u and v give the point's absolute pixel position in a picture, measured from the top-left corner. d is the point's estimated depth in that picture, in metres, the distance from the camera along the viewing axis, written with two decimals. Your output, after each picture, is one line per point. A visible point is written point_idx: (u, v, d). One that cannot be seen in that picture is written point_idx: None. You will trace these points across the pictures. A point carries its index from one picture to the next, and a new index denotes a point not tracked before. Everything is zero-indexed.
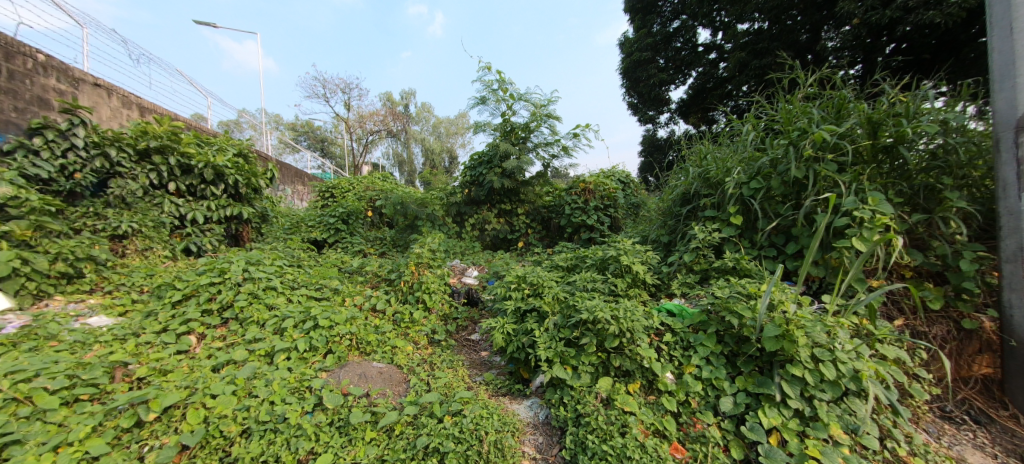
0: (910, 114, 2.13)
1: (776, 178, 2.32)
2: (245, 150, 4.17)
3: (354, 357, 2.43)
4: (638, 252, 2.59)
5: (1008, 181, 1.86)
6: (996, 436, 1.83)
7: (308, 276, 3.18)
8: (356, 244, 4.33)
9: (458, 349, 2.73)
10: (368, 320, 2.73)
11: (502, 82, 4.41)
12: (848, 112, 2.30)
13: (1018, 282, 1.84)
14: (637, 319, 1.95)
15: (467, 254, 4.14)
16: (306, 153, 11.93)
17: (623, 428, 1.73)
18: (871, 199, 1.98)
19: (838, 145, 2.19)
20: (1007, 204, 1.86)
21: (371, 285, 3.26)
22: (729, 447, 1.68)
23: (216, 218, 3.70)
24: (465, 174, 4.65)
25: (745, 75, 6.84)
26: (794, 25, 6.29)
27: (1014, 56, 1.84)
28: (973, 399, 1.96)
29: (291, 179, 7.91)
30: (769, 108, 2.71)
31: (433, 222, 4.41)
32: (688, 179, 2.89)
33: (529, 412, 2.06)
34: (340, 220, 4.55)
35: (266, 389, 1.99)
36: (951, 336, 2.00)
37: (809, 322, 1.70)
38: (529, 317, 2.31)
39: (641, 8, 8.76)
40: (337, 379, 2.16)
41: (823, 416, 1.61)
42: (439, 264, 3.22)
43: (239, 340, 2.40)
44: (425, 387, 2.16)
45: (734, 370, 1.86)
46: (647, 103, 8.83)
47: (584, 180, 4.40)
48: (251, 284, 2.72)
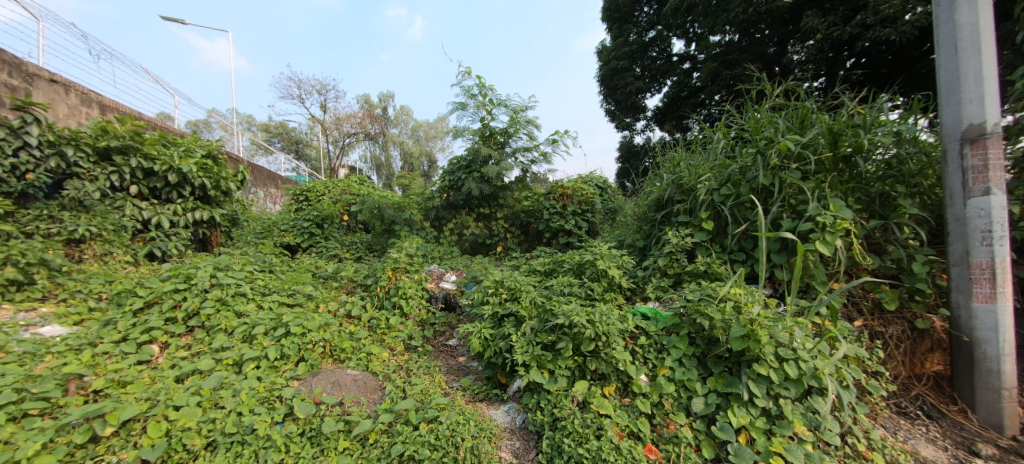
0: (867, 125, 2.25)
1: (745, 185, 2.41)
2: (214, 152, 4.02)
3: (327, 365, 2.37)
4: (614, 257, 2.64)
5: (955, 189, 1.98)
6: (947, 429, 1.94)
7: (280, 281, 3.09)
8: (332, 248, 4.24)
9: (435, 354, 2.71)
10: (342, 326, 2.67)
11: (482, 87, 4.41)
12: (811, 123, 2.40)
13: (965, 284, 1.96)
14: (612, 323, 1.98)
15: (445, 259, 4.12)
16: (280, 155, 11.61)
17: (598, 430, 1.75)
18: (832, 206, 2.07)
19: (802, 154, 2.29)
20: (954, 211, 1.98)
21: (346, 291, 3.19)
22: (700, 447, 1.72)
23: (183, 222, 3.56)
24: (443, 178, 4.60)
25: (717, 85, 7.08)
26: (763, 38, 6.54)
27: (959, 74, 1.97)
28: (926, 395, 2.08)
29: (264, 182, 7.68)
30: (738, 117, 2.81)
31: (411, 226, 4.38)
32: (662, 185, 2.96)
33: (506, 417, 2.05)
34: (315, 223, 4.44)
35: (233, 399, 1.91)
36: (905, 335, 2.11)
37: (773, 323, 1.77)
38: (506, 322, 2.32)
39: (618, 17, 8.96)
40: (309, 388, 2.10)
41: (788, 415, 1.67)
42: (416, 269, 3.16)
43: (206, 348, 2.31)
44: (401, 394, 2.13)
45: (705, 371, 1.90)
46: (624, 110, 9.01)
47: (563, 186, 4.43)
48: (219, 290, 2.62)
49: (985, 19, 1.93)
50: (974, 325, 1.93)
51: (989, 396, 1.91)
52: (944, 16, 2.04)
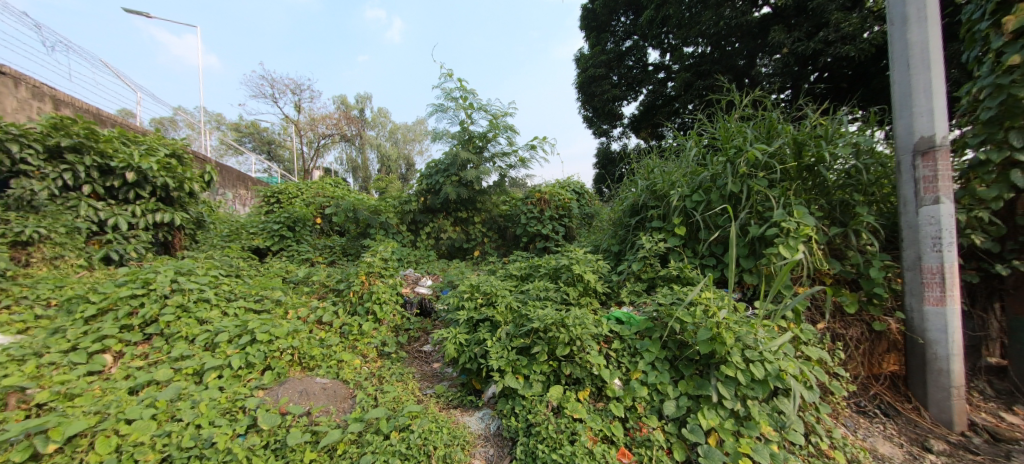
0: (829, 136, 2.35)
1: (715, 192, 2.47)
2: (179, 151, 3.83)
3: (295, 373, 2.29)
4: (589, 262, 2.67)
5: (908, 197, 2.09)
6: (902, 427, 2.03)
7: (247, 286, 2.97)
8: (304, 252, 4.11)
9: (409, 361, 2.66)
10: (312, 333, 2.59)
11: (463, 90, 4.40)
12: (777, 133, 2.49)
13: (917, 287, 2.07)
14: (587, 327, 1.99)
15: (421, 264, 4.06)
16: (251, 156, 11.26)
17: (572, 435, 1.75)
18: (796, 212, 2.14)
19: (768, 163, 2.37)
20: (907, 218, 2.09)
21: (318, 296, 3.09)
22: (672, 449, 1.74)
23: (143, 224, 3.38)
24: (420, 182, 4.56)
25: (690, 94, 7.27)
26: (733, 51, 6.84)
27: (910, 89, 2.09)
28: (883, 394, 2.18)
29: (233, 183, 7.41)
30: (709, 126, 2.89)
31: (387, 230, 4.33)
32: (637, 191, 3.01)
33: (480, 424, 2.03)
34: (285, 226, 4.31)
35: (191, 411, 1.82)
36: (864, 337, 2.20)
37: (740, 326, 1.82)
38: (481, 327, 2.30)
39: (596, 26, 9.14)
40: (275, 398, 2.02)
41: (755, 416, 1.71)
42: (391, 273, 3.10)
43: (164, 358, 2.20)
44: (372, 402, 2.07)
45: (677, 374, 1.93)
46: (601, 117, 9.15)
47: (540, 190, 4.44)
48: (180, 296, 2.50)
49: (934, 39, 2.06)
50: (926, 327, 2.04)
51: (940, 394, 2.01)
52: (897, 35, 2.16)
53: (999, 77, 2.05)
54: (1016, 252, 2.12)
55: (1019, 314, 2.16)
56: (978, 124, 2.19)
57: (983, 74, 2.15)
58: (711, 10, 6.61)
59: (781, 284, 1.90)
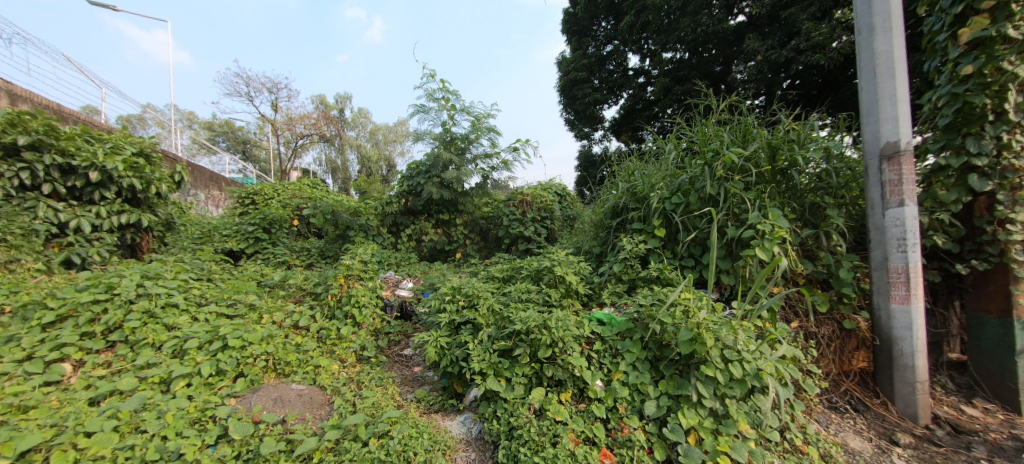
0: (801, 141, 2.42)
1: (694, 195, 2.52)
2: (147, 150, 3.67)
3: (270, 380, 2.21)
4: (571, 263, 2.68)
5: (875, 200, 2.17)
6: (871, 421, 2.10)
7: (220, 290, 2.86)
8: (280, 254, 3.98)
9: (389, 365, 2.61)
10: (288, 338, 2.52)
11: (445, 91, 4.37)
12: (752, 137, 2.56)
13: (884, 286, 2.15)
14: (569, 329, 1.99)
15: (402, 266, 4.01)
16: (225, 156, 10.91)
17: (554, 438, 1.74)
18: (771, 215, 2.19)
19: (744, 166, 2.43)
20: (874, 220, 2.18)
21: (294, 300, 3.01)
22: (653, 449, 1.75)
23: (107, 226, 3.23)
24: (402, 184, 4.50)
25: (669, 99, 7.41)
26: (710, 57, 7.08)
27: (876, 96, 2.18)
28: (853, 390, 2.26)
29: (205, 184, 7.17)
30: (687, 130, 2.95)
31: (367, 232, 4.27)
32: (618, 193, 3.05)
33: (461, 428, 2.00)
34: (261, 228, 4.19)
35: (157, 422, 1.73)
36: (834, 335, 2.28)
37: (718, 326, 1.84)
38: (463, 329, 2.27)
39: (577, 30, 9.24)
40: (247, 406, 1.94)
41: (733, 414, 1.74)
42: (371, 276, 3.04)
43: (129, 366, 2.09)
44: (351, 408, 2.01)
45: (657, 374, 1.95)
46: (583, 120, 9.25)
47: (522, 192, 4.44)
48: (146, 301, 2.39)
49: (898, 49, 2.15)
50: (893, 325, 2.12)
51: (905, 389, 2.09)
52: (864, 44, 2.25)
53: (956, 86, 2.17)
54: (973, 252, 2.24)
55: (977, 311, 2.27)
56: (938, 130, 2.30)
57: (942, 83, 2.27)
58: (689, 17, 6.72)
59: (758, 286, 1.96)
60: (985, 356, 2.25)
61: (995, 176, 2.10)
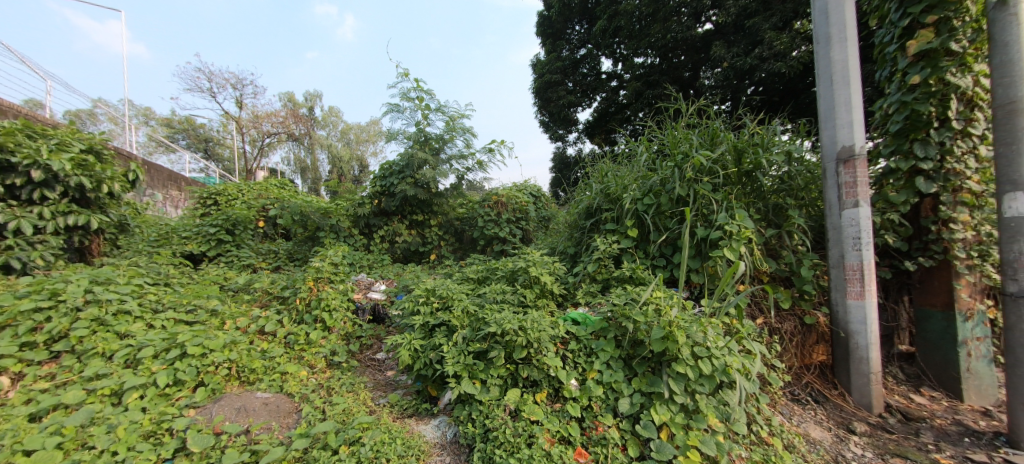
0: (765, 144, 2.52)
1: (665, 196, 2.58)
2: (97, 147, 3.44)
3: (232, 389, 2.11)
4: (546, 264, 2.70)
5: (832, 201, 2.29)
6: (830, 412, 2.21)
7: (178, 295, 2.71)
8: (245, 257, 3.84)
9: (361, 370, 2.55)
10: (253, 344, 2.41)
11: (419, 90, 4.31)
12: (719, 140, 2.65)
13: (841, 283, 2.26)
14: (544, 329, 2.00)
15: (374, 268, 3.93)
16: (185, 155, 10.38)
17: (530, 438, 1.74)
18: (737, 215, 2.27)
19: (712, 168, 2.51)
20: (832, 220, 2.29)
21: (260, 305, 2.88)
22: (626, 446, 1.77)
23: (52, 228, 3.00)
24: (374, 184, 4.42)
25: (641, 103, 7.60)
26: (679, 63, 7.31)
27: (833, 102, 2.29)
28: (813, 382, 2.36)
29: (162, 183, 6.79)
30: (658, 132, 3.01)
31: (338, 233, 4.16)
32: (592, 194, 3.09)
33: (436, 432, 1.97)
34: (223, 229, 4.01)
35: (107, 437, 1.62)
36: (796, 330, 2.38)
37: (688, 324, 1.89)
38: (437, 331, 2.24)
39: (552, 33, 9.33)
40: (208, 417, 1.84)
41: (703, 409, 1.78)
42: (342, 279, 2.96)
43: (75, 377, 1.95)
44: (320, 415, 1.95)
45: (630, 372, 1.98)
46: (557, 122, 9.35)
47: (497, 193, 4.43)
48: (95, 308, 2.24)
49: (852, 58, 2.27)
50: (849, 319, 2.23)
51: (861, 380, 2.21)
52: (821, 53, 2.37)
53: (905, 94, 2.31)
54: (921, 250, 2.39)
55: (924, 306, 2.43)
56: (889, 136, 2.45)
57: (892, 92, 2.41)
58: (660, 23, 6.99)
59: (725, 286, 2.03)
60: (930, 347, 2.41)
61: (939, 179, 2.26)
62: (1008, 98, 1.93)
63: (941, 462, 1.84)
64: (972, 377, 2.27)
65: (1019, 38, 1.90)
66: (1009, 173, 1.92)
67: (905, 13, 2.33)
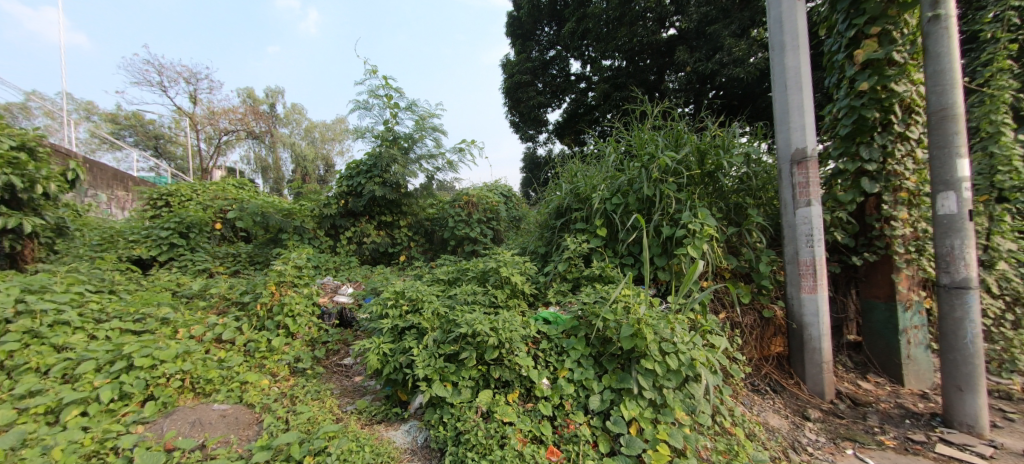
0: (726, 146, 2.62)
1: (632, 196, 2.64)
2: (31, 143, 3.13)
3: (186, 402, 1.99)
4: (516, 263, 2.71)
5: (787, 200, 2.41)
6: (787, 400, 2.33)
7: (125, 303, 2.53)
8: (200, 261, 3.65)
9: (327, 376, 2.46)
10: (209, 354, 2.28)
11: (388, 88, 4.22)
12: (684, 142, 2.74)
13: (796, 278, 2.39)
14: (515, 329, 2.00)
15: (341, 271, 3.82)
16: (131, 152, 9.74)
17: (502, 439, 1.73)
18: (700, 214, 2.35)
19: (677, 169, 2.59)
20: (787, 218, 2.41)
21: (216, 311, 2.74)
22: (597, 442, 1.79)
23: None
24: (341, 184, 4.30)
25: (609, 104, 7.76)
26: (645, 66, 7.53)
27: (787, 106, 2.41)
28: (772, 373, 2.49)
29: (106, 183, 6.34)
30: (626, 134, 3.08)
31: (302, 235, 4.01)
32: (562, 195, 3.12)
33: (406, 438, 1.93)
34: (176, 232, 3.78)
35: (40, 460, 1.47)
36: (756, 323, 2.50)
37: (655, 320, 1.93)
38: (406, 334, 2.20)
39: (521, 34, 9.39)
40: (157, 433, 1.73)
41: (670, 403, 1.82)
42: (306, 282, 2.85)
43: (3, 396, 1.77)
44: (283, 426, 1.86)
45: (601, 369, 2.01)
46: (528, 122, 9.41)
47: (468, 193, 4.40)
48: (27, 320, 2.06)
49: (804, 65, 2.40)
50: (803, 312, 2.36)
51: (814, 370, 2.34)
52: (777, 60, 2.49)
53: (853, 100, 2.46)
54: (866, 246, 2.56)
55: (869, 297, 2.60)
56: (838, 138, 2.60)
57: (841, 97, 2.57)
58: (626, 27, 7.14)
59: (689, 282, 2.09)
60: (874, 336, 2.58)
61: (881, 179, 2.43)
62: (940, 105, 2.09)
63: (886, 443, 1.97)
64: (912, 363, 2.45)
65: (950, 50, 2.07)
66: (941, 174, 2.09)
67: (851, 24, 2.49)
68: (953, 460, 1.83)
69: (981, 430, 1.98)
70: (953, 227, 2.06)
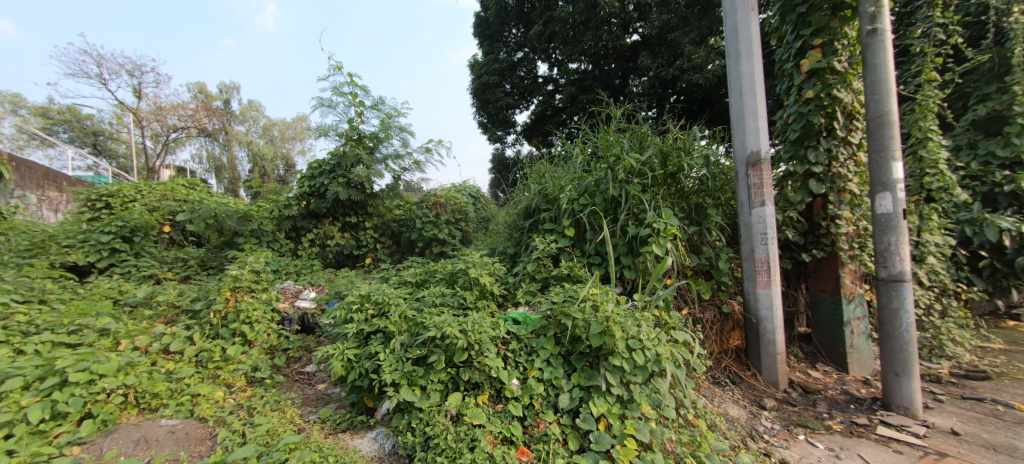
0: (687, 149, 2.73)
1: (599, 197, 2.70)
2: None
3: (130, 419, 1.84)
4: (485, 265, 2.70)
5: (743, 200, 2.54)
6: (745, 391, 2.45)
7: (57, 314, 2.32)
8: (145, 267, 3.40)
9: (288, 385, 2.36)
10: (155, 366, 2.13)
11: (352, 85, 4.10)
12: (647, 144, 2.82)
13: (752, 274, 2.52)
14: (484, 330, 1.99)
15: (302, 275, 3.68)
16: (65, 149, 8.97)
17: (472, 442, 1.72)
18: (664, 214, 2.43)
19: (641, 170, 2.67)
20: (744, 218, 2.54)
21: (165, 321, 2.56)
22: (567, 440, 1.80)
23: None
24: (302, 184, 4.14)
25: (576, 107, 7.89)
26: (610, 70, 7.73)
27: (743, 111, 2.54)
28: (731, 366, 2.61)
29: (34, 183, 5.79)
30: (592, 135, 3.14)
31: (259, 238, 3.84)
32: (530, 195, 3.14)
33: (373, 446, 1.87)
34: (119, 236, 3.50)
35: None
36: (716, 319, 2.61)
37: (623, 318, 1.98)
38: (372, 339, 2.14)
39: (489, 35, 9.40)
40: (96, 454, 1.59)
41: (637, 398, 1.86)
42: (264, 287, 2.73)
43: None
44: (239, 439, 1.76)
45: (570, 367, 2.03)
46: (496, 123, 9.40)
47: (436, 194, 4.36)
48: None
49: (757, 73, 2.53)
50: (759, 307, 2.49)
51: (769, 361, 2.48)
52: (733, 66, 2.61)
53: (801, 107, 2.62)
54: (814, 243, 2.73)
55: (817, 291, 2.78)
56: (787, 143, 2.77)
57: (790, 103, 2.73)
58: (592, 31, 7.30)
59: (654, 279, 2.16)
60: (822, 327, 2.76)
61: (826, 181, 2.61)
62: (878, 112, 2.26)
63: (834, 428, 2.11)
64: (855, 352, 2.64)
65: (884, 61, 2.24)
66: (879, 176, 2.26)
67: (798, 35, 2.65)
68: (892, 440, 1.97)
69: (915, 412, 2.15)
70: (889, 225, 2.23)
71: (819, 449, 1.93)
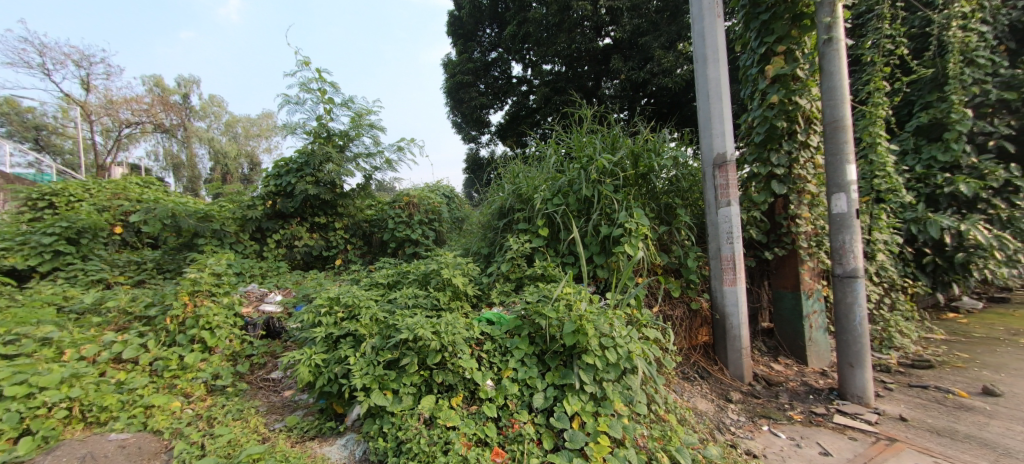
0: (657, 150, 2.80)
1: (572, 197, 2.73)
2: None
3: (75, 434, 1.72)
4: (458, 265, 2.68)
5: (710, 200, 2.62)
6: (713, 385, 2.53)
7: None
8: (93, 271, 3.19)
9: (251, 393, 2.26)
10: (105, 377, 2.00)
11: (321, 82, 3.98)
12: (619, 145, 2.88)
13: (719, 272, 2.60)
14: (457, 332, 1.97)
15: (268, 277, 3.55)
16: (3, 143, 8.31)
17: (445, 445, 1.69)
18: (635, 214, 2.48)
19: (613, 171, 2.72)
20: (711, 217, 2.62)
21: (115, 328, 2.41)
22: (542, 440, 1.80)
23: None
24: (268, 183, 3.99)
25: (550, 108, 7.96)
26: (583, 73, 7.86)
27: (710, 113, 2.62)
28: (700, 361, 2.69)
29: None
30: (565, 136, 3.17)
31: (222, 240, 3.67)
32: (504, 195, 3.14)
33: (342, 453, 1.82)
34: (64, 238, 3.26)
35: None
36: (685, 316, 2.68)
37: (595, 316, 2.00)
38: (342, 342, 2.08)
39: (463, 34, 9.35)
40: None
41: (610, 395, 1.89)
42: (226, 291, 2.61)
43: None
44: (197, 452, 1.67)
45: (544, 367, 2.04)
46: (470, 123, 9.33)
47: (409, 194, 4.31)
48: None
49: (723, 77, 2.63)
50: (726, 303, 2.58)
51: (735, 356, 2.57)
52: (700, 71, 2.70)
53: (765, 111, 2.73)
54: (776, 242, 2.86)
55: (779, 288, 2.91)
56: (752, 146, 2.89)
57: (754, 108, 2.85)
58: (565, 33, 7.39)
59: (625, 278, 2.20)
60: (784, 322, 2.89)
61: (787, 182, 2.74)
62: (833, 117, 2.39)
63: (795, 418, 2.21)
64: (813, 345, 2.78)
65: (839, 69, 2.37)
66: (835, 178, 2.39)
67: (762, 42, 2.77)
68: (848, 428, 2.08)
69: (868, 400, 2.28)
70: (844, 224, 2.36)
71: (781, 439, 2.01)
